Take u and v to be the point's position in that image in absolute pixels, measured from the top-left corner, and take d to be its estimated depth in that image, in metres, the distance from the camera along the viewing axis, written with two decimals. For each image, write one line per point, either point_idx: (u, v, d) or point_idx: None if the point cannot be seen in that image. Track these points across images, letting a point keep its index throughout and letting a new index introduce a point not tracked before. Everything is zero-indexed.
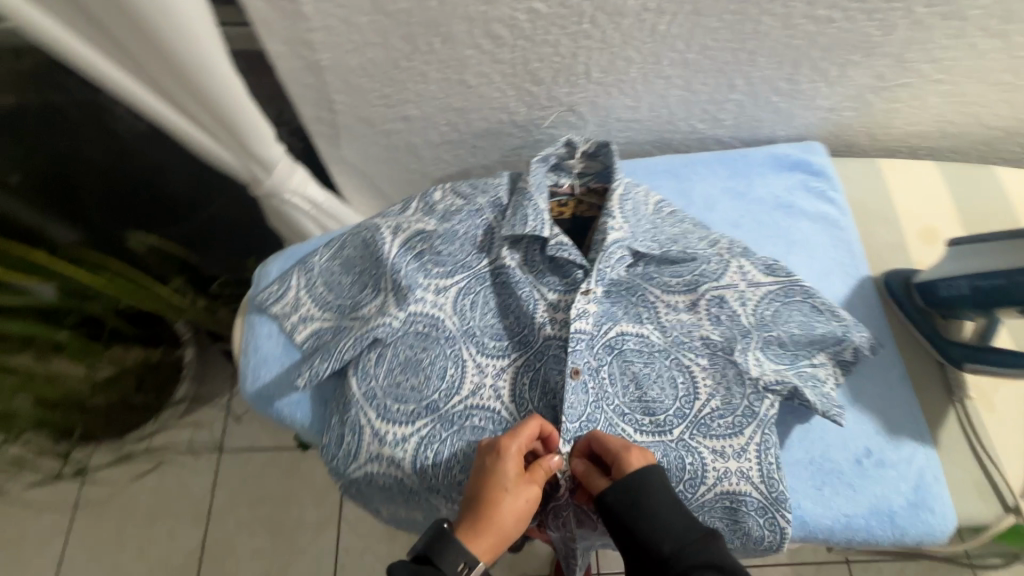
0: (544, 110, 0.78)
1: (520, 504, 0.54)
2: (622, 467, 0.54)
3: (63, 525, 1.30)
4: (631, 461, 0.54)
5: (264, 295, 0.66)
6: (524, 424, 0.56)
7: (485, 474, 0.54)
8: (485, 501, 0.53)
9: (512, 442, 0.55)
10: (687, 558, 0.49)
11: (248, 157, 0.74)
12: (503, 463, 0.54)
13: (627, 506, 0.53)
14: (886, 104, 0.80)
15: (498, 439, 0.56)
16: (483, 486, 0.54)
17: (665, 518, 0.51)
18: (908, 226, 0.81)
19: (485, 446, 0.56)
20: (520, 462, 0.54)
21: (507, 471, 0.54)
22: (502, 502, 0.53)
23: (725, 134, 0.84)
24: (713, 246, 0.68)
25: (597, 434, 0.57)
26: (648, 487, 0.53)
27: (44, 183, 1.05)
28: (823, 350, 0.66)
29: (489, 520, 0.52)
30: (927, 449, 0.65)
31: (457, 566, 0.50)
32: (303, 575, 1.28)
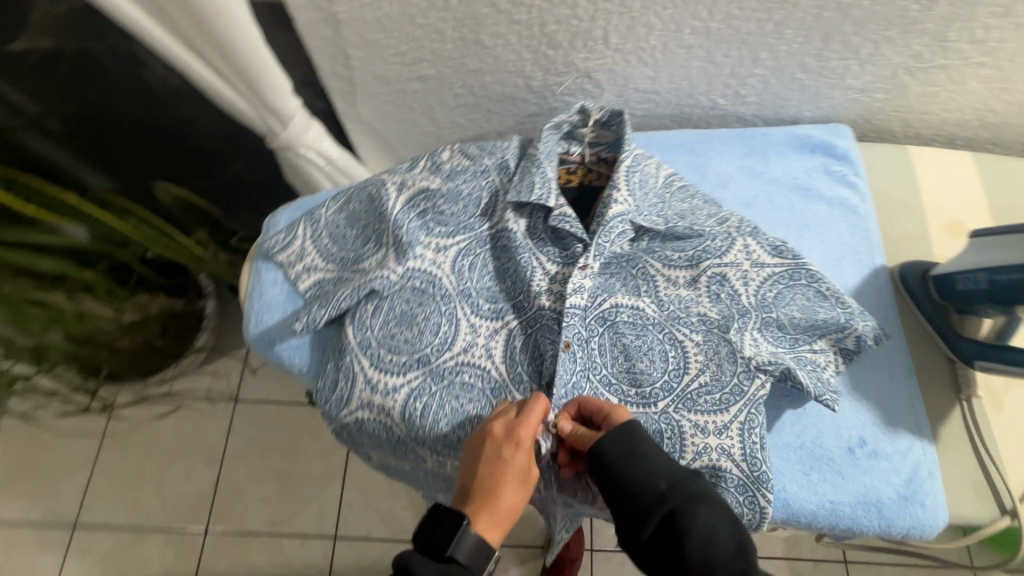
0: (560, 76, 0.77)
1: (529, 488, 0.55)
2: (613, 422, 0.55)
3: (89, 457, 1.38)
4: (620, 417, 0.55)
5: (271, 243, 0.68)
6: (534, 412, 0.56)
7: (501, 467, 0.54)
8: (498, 492, 0.54)
9: (525, 433, 0.54)
10: (680, 493, 0.50)
11: (265, 108, 0.75)
12: (519, 455, 0.54)
13: (619, 452, 0.53)
14: (922, 88, 0.76)
15: (508, 429, 0.55)
16: (497, 478, 0.54)
17: (656, 460, 0.52)
18: (933, 217, 0.77)
19: (495, 436, 0.55)
20: (532, 451, 0.55)
21: (520, 461, 0.54)
22: (514, 490, 0.54)
23: (747, 111, 0.82)
24: (721, 225, 0.67)
25: (588, 398, 0.58)
26: (639, 433, 0.53)
27: (80, 131, 1.08)
28: (824, 336, 0.64)
29: (502, 509, 0.54)
30: (925, 444, 0.64)
31: (479, 558, 0.52)
32: (307, 523, 1.34)
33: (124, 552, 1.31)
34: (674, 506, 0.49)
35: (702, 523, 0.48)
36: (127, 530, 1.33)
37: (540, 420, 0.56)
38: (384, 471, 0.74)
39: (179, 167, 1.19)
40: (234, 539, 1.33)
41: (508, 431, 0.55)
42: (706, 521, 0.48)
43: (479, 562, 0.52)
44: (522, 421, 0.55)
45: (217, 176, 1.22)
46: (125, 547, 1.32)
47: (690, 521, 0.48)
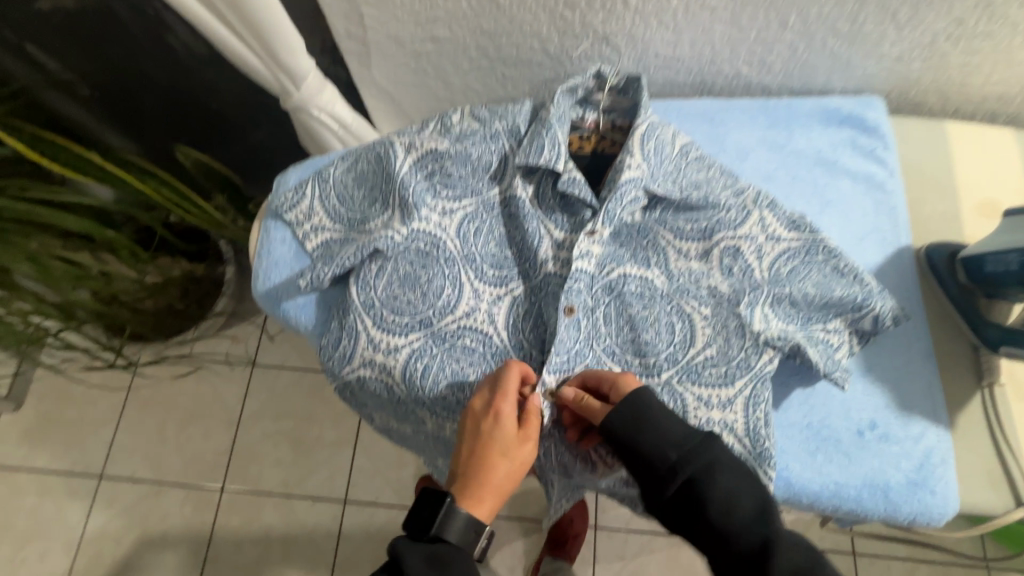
0: (577, 39, 0.74)
1: (516, 464, 0.55)
2: (619, 392, 0.54)
3: (115, 413, 1.44)
4: (625, 386, 0.55)
5: (280, 201, 0.68)
6: (512, 383, 0.56)
7: (488, 443, 0.54)
8: (483, 467, 0.54)
9: (504, 406, 0.55)
10: (695, 459, 0.49)
11: (278, 68, 0.75)
12: (500, 428, 0.54)
13: (628, 424, 0.52)
14: (963, 58, 0.71)
15: (491, 403, 0.55)
16: (480, 453, 0.54)
17: (667, 428, 0.51)
18: (966, 197, 0.73)
19: (475, 411, 0.56)
20: (513, 425, 0.55)
21: (502, 435, 0.54)
22: (500, 465, 0.54)
23: (773, 81, 0.78)
24: (737, 197, 0.64)
25: (590, 371, 0.58)
26: (647, 403, 0.52)
27: (107, 98, 1.08)
28: (840, 315, 0.62)
29: (489, 484, 0.54)
30: (939, 430, 0.61)
31: (468, 533, 0.52)
32: (318, 486, 1.38)
33: (146, 503, 1.37)
34: (691, 472, 0.48)
35: (721, 487, 0.48)
36: (149, 484, 1.39)
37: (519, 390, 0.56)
38: (387, 432, 0.75)
39: (201, 134, 1.22)
40: (249, 497, 1.37)
41: (487, 405, 0.56)
42: (725, 485, 0.48)
43: (468, 536, 0.52)
44: (503, 394, 0.55)
45: (236, 143, 1.25)
46: (147, 499, 1.38)
47: (709, 486, 0.48)
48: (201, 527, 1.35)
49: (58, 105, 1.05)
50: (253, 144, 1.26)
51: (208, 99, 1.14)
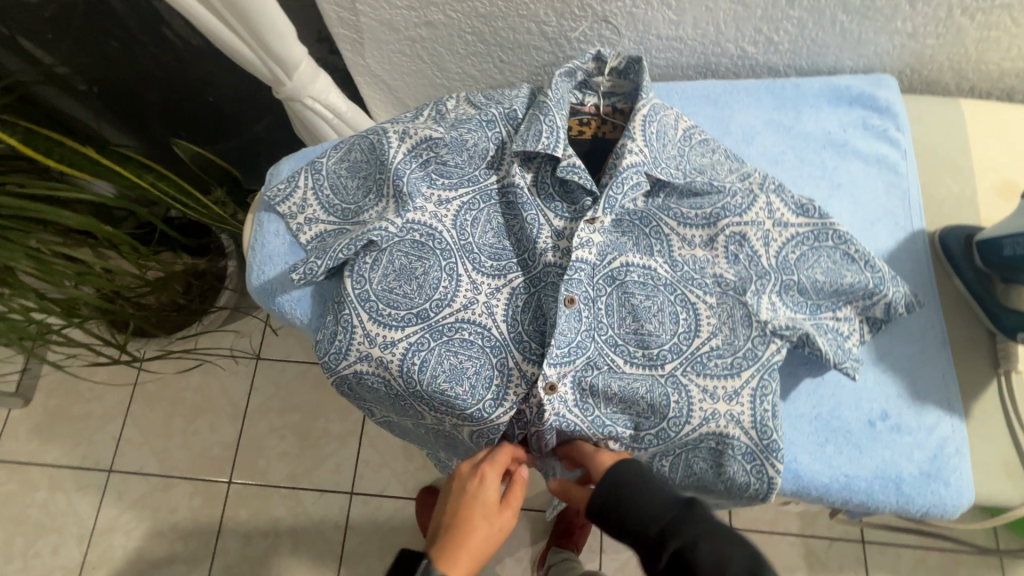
0: (576, 20, 0.72)
1: (495, 530, 0.56)
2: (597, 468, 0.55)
3: (122, 408, 1.45)
4: (601, 459, 0.56)
5: (273, 193, 0.66)
6: (501, 454, 0.58)
7: (468, 503, 0.56)
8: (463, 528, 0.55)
9: (491, 468, 0.57)
10: (675, 530, 0.48)
11: (268, 57, 0.73)
12: (485, 490, 0.56)
13: (606, 498, 0.52)
14: (980, 32, 0.68)
15: (477, 467, 0.58)
16: (463, 513, 0.55)
17: (645, 501, 0.50)
18: (983, 178, 0.71)
19: (463, 472, 0.58)
20: (496, 493, 0.57)
21: (485, 497, 0.56)
22: (478, 528, 0.55)
23: (780, 61, 0.75)
24: (743, 180, 0.62)
25: (573, 441, 0.60)
26: (620, 477, 0.52)
27: (110, 93, 1.07)
28: (851, 303, 0.60)
29: (465, 546, 0.54)
30: (954, 419, 0.59)
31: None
32: (325, 479, 1.38)
33: (155, 497, 1.38)
34: (674, 543, 0.47)
35: (707, 557, 0.45)
36: (158, 478, 1.39)
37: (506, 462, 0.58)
38: (387, 426, 0.75)
39: (198, 126, 1.20)
40: (257, 490, 1.38)
41: (475, 467, 0.58)
42: (710, 553, 0.45)
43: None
44: (490, 461, 0.58)
45: (235, 135, 1.24)
46: (156, 493, 1.38)
47: (693, 558, 0.46)
48: (210, 520, 1.36)
49: (49, 98, 1.01)
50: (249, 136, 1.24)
51: (206, 91, 1.14)
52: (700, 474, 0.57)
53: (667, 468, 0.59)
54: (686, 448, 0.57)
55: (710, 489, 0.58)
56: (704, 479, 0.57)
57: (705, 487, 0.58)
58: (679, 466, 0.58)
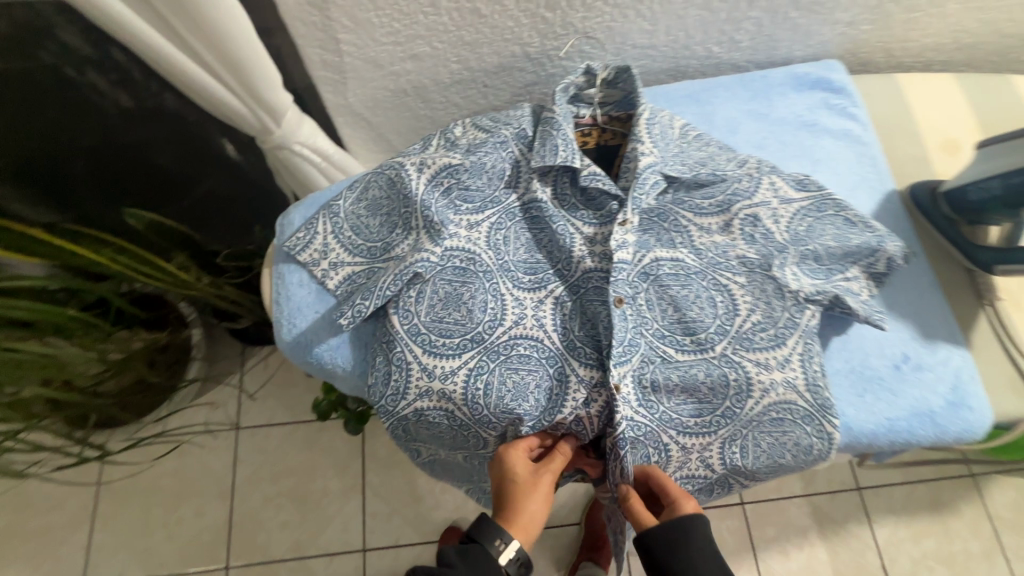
0: (558, 39, 0.76)
1: (537, 488, 0.57)
2: (674, 510, 0.55)
3: (89, 511, 1.29)
4: (685, 508, 0.55)
5: (290, 243, 0.64)
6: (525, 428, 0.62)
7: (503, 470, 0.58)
8: (507, 493, 0.57)
9: (510, 438, 0.60)
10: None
11: (257, 107, 0.70)
12: (509, 455, 0.58)
13: (664, 548, 0.53)
14: (906, 15, 0.78)
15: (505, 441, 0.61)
16: (501, 481, 0.58)
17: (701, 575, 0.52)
18: (929, 138, 0.81)
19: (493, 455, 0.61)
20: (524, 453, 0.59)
21: (512, 461, 0.58)
22: (520, 488, 0.57)
23: (741, 58, 0.83)
24: (742, 167, 0.67)
25: (656, 472, 0.58)
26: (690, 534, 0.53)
27: (37, 166, 1.02)
28: (857, 263, 0.65)
29: (513, 506, 0.56)
30: (961, 349, 0.66)
31: (495, 543, 0.53)
32: (333, 543, 1.28)
33: None
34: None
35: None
36: None
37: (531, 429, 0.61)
38: (430, 468, 0.73)
39: (144, 190, 1.13)
40: (259, 570, 1.26)
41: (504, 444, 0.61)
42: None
43: (495, 547, 0.52)
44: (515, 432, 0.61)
45: (184, 197, 1.16)
46: None
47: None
48: None
49: None
50: (204, 196, 1.18)
51: (147, 156, 1.07)
52: (770, 450, 0.60)
53: (740, 455, 0.60)
54: (752, 427, 0.60)
55: (781, 465, 0.60)
56: (773, 454, 0.60)
57: (776, 464, 0.60)
58: (749, 450, 0.60)
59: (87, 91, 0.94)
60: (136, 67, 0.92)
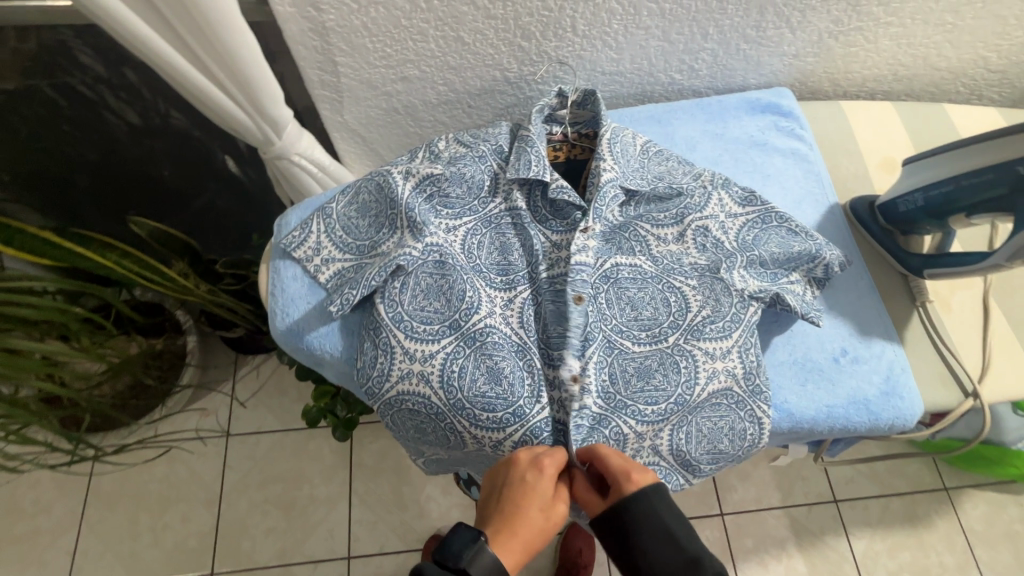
0: (534, 65, 0.84)
1: (547, 520, 0.58)
2: (621, 491, 0.57)
3: (76, 514, 1.29)
4: (626, 488, 0.57)
5: (287, 240, 0.71)
6: (560, 451, 0.61)
7: (524, 489, 0.58)
8: (520, 517, 0.57)
9: (551, 462, 0.59)
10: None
11: (261, 120, 0.78)
12: (543, 480, 0.59)
13: (613, 532, 0.56)
14: (844, 49, 0.87)
15: (535, 456, 0.60)
16: (520, 501, 0.58)
17: (654, 549, 0.54)
18: (870, 159, 0.90)
19: (520, 462, 0.60)
20: (551, 482, 0.59)
21: (543, 488, 0.59)
22: (532, 516, 0.58)
23: (701, 84, 0.92)
24: (697, 180, 0.75)
25: (596, 457, 0.60)
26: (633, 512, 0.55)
27: (50, 172, 1.09)
28: (799, 268, 0.72)
29: (519, 532, 0.57)
30: (894, 345, 0.73)
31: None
32: (318, 550, 1.28)
33: None
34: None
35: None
36: None
37: (563, 455, 0.61)
38: (436, 466, 0.78)
39: (147, 201, 1.19)
40: None
41: (533, 458, 0.60)
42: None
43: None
44: (549, 451, 0.61)
45: (187, 208, 1.23)
46: None
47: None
48: None
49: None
50: (206, 207, 1.24)
51: (155, 170, 1.14)
52: (710, 435, 0.66)
53: (684, 440, 0.66)
54: (695, 412, 0.66)
55: (721, 451, 0.66)
56: (714, 439, 0.66)
57: (716, 450, 0.66)
58: (694, 437, 0.66)
59: (100, 106, 1.02)
60: (147, 86, 1.00)
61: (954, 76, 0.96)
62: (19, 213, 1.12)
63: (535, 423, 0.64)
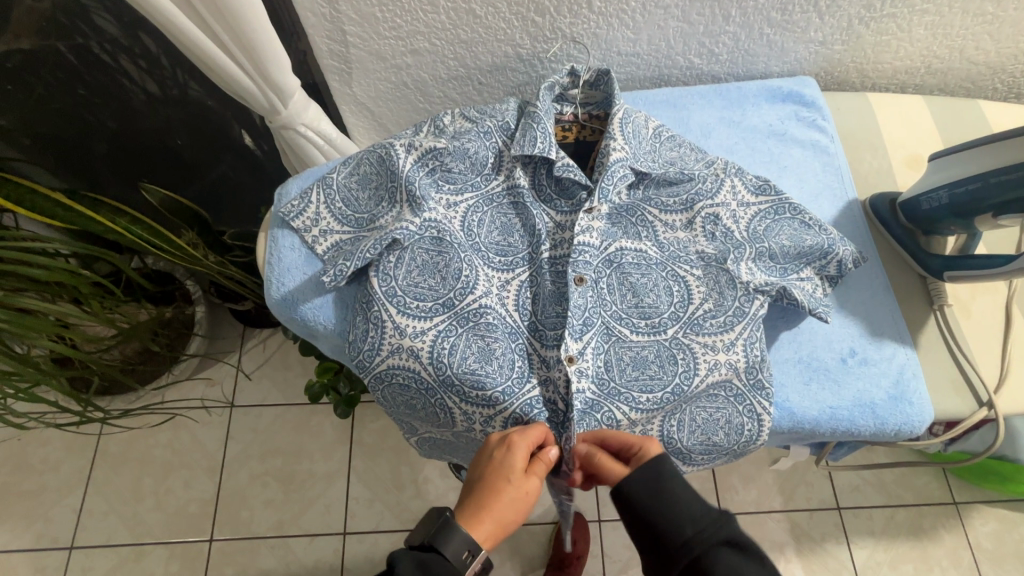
0: (547, 42, 0.81)
1: (519, 497, 0.57)
2: (647, 452, 0.56)
3: (83, 475, 1.32)
4: (650, 450, 0.56)
5: (286, 209, 0.70)
6: (532, 428, 0.60)
7: (494, 467, 0.58)
8: (490, 496, 0.57)
9: (520, 438, 0.59)
10: (705, 539, 0.49)
11: (268, 89, 0.77)
12: (512, 454, 0.58)
13: (649, 490, 0.53)
14: (876, 37, 0.82)
15: (506, 434, 0.60)
16: (490, 477, 0.57)
17: (691, 508, 0.51)
18: (894, 154, 0.86)
19: (492, 441, 0.60)
20: (522, 458, 0.58)
21: (512, 465, 0.58)
22: (504, 492, 0.57)
23: (721, 70, 0.88)
24: (709, 167, 0.71)
25: (613, 431, 0.60)
26: (669, 470, 0.54)
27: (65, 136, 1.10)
28: (810, 265, 0.69)
29: (490, 509, 0.56)
30: (907, 349, 0.70)
31: (461, 554, 0.53)
32: (315, 524, 1.29)
33: (126, 570, 1.25)
34: (706, 553, 0.49)
35: (727, 566, 0.48)
36: (128, 547, 1.26)
37: (535, 432, 0.60)
38: (427, 446, 0.77)
39: (160, 170, 1.19)
40: (241, 544, 1.27)
41: (503, 436, 0.60)
42: (729, 564, 0.48)
43: (461, 558, 0.53)
44: (519, 429, 0.60)
45: (197, 179, 1.23)
46: (126, 565, 1.25)
47: (713, 567, 0.48)
48: None
49: None
50: (217, 178, 1.25)
51: (167, 139, 1.14)
52: (704, 426, 0.64)
53: (676, 429, 0.64)
54: (692, 402, 0.64)
55: (715, 444, 0.64)
56: (709, 432, 0.64)
57: (710, 442, 0.64)
58: (687, 427, 0.64)
59: (112, 72, 1.01)
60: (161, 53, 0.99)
61: (993, 71, 0.91)
62: (33, 174, 1.07)
63: (530, 399, 0.64)
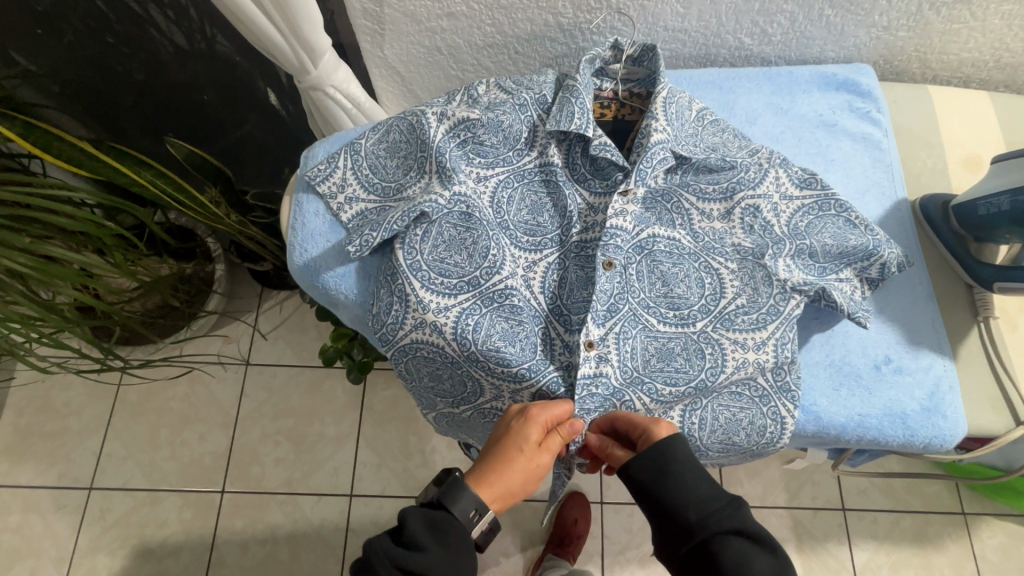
0: (591, 12, 0.77)
1: (531, 469, 0.57)
2: (653, 436, 0.56)
3: (103, 421, 1.36)
4: (658, 432, 0.56)
5: (312, 173, 0.68)
6: (554, 403, 0.59)
7: (508, 435, 0.57)
8: (500, 462, 0.56)
9: (539, 412, 0.57)
10: (714, 524, 0.51)
11: (298, 46, 0.74)
12: (527, 428, 0.57)
13: (653, 476, 0.54)
14: (945, 25, 0.76)
15: (526, 405, 0.59)
16: (502, 444, 0.57)
17: (694, 493, 0.52)
18: (951, 153, 0.81)
19: (512, 411, 0.59)
20: (538, 432, 0.57)
21: (527, 437, 0.57)
22: (516, 462, 0.57)
23: (772, 52, 0.83)
24: (753, 156, 0.68)
25: (621, 413, 0.60)
26: (675, 457, 0.54)
27: None
28: (851, 265, 0.65)
29: (499, 475, 0.56)
30: (946, 360, 0.67)
31: (468, 513, 0.54)
32: (323, 484, 1.31)
33: (141, 514, 1.29)
34: (711, 537, 0.50)
35: (735, 551, 0.49)
36: (144, 492, 1.31)
37: (556, 408, 0.58)
38: (449, 426, 0.75)
39: (186, 124, 1.17)
40: (251, 498, 1.31)
41: (523, 408, 0.59)
42: (737, 550, 0.49)
43: (467, 515, 0.54)
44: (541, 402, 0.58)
45: (223, 136, 1.22)
46: (142, 509, 1.29)
47: (722, 552, 0.49)
48: (202, 532, 1.28)
49: None
50: (242, 136, 1.23)
51: (193, 93, 1.12)
52: (725, 425, 0.62)
53: (696, 427, 0.63)
54: (713, 398, 0.63)
55: (733, 443, 0.63)
56: (729, 430, 0.62)
57: (728, 441, 0.63)
58: (707, 424, 0.63)
59: (139, 21, 0.99)
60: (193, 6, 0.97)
61: None
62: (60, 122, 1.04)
63: (552, 383, 0.62)
